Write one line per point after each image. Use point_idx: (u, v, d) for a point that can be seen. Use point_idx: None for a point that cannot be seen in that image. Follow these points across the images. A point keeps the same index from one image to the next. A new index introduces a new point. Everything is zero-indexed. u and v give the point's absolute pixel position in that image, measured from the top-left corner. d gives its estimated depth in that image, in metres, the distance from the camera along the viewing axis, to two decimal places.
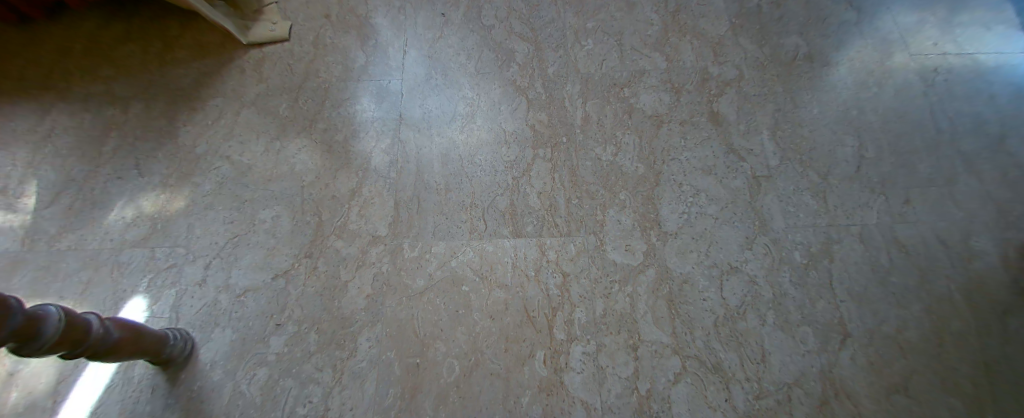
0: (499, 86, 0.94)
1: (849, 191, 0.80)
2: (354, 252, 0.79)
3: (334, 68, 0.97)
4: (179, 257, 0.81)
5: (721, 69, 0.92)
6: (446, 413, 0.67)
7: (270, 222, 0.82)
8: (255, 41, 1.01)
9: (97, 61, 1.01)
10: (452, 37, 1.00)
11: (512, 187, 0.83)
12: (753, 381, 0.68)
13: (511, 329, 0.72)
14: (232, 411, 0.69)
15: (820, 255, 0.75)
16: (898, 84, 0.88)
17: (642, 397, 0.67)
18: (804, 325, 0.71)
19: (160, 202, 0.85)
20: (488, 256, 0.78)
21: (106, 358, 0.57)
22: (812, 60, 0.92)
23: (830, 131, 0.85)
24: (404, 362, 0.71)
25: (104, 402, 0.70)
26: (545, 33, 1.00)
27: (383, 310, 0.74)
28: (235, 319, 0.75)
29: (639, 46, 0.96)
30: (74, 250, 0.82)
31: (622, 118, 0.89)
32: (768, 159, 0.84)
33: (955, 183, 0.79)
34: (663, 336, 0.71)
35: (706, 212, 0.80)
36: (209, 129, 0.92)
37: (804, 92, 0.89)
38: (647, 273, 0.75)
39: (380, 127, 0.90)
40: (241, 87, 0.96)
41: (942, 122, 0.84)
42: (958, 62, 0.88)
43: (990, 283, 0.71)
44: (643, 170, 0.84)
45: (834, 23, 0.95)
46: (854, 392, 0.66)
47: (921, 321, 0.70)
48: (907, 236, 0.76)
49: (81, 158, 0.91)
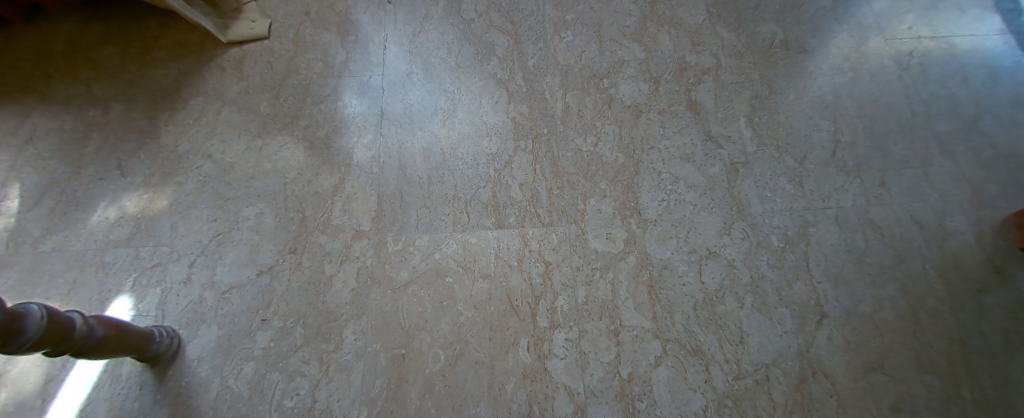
0: (480, 80, 0.95)
1: (825, 175, 0.81)
2: (338, 247, 0.80)
3: (315, 65, 0.97)
4: (164, 256, 0.81)
5: (699, 58, 0.94)
6: (432, 401, 0.68)
7: (254, 219, 0.83)
8: (235, 39, 1.01)
9: (77, 63, 1.01)
10: (432, 31, 1.01)
11: (494, 179, 0.84)
12: (732, 362, 0.69)
13: (495, 318, 0.73)
14: (220, 405, 0.70)
15: (797, 238, 0.77)
16: (873, 69, 0.89)
17: (624, 381, 0.69)
18: (782, 306, 0.72)
19: (143, 202, 0.86)
20: (471, 247, 0.79)
21: (91, 356, 0.58)
22: (789, 47, 0.93)
23: (806, 116, 0.86)
24: (390, 353, 0.72)
25: (93, 400, 0.71)
26: (524, 26, 1.00)
27: (368, 303, 0.75)
28: (221, 315, 0.76)
29: (618, 37, 0.97)
30: (59, 251, 0.82)
31: (601, 109, 0.90)
32: (745, 145, 0.85)
33: (931, 165, 0.80)
34: (643, 321, 0.72)
35: (684, 199, 0.81)
36: (190, 129, 0.92)
37: (781, 79, 0.90)
38: (628, 260, 0.77)
39: (362, 122, 0.91)
40: (222, 86, 0.96)
41: (917, 104, 0.85)
42: (932, 46, 0.90)
43: (965, 261, 0.73)
44: (623, 159, 0.85)
45: (809, 10, 0.97)
46: (831, 371, 0.68)
47: (896, 300, 0.72)
48: (882, 217, 0.77)
49: (63, 160, 0.91)
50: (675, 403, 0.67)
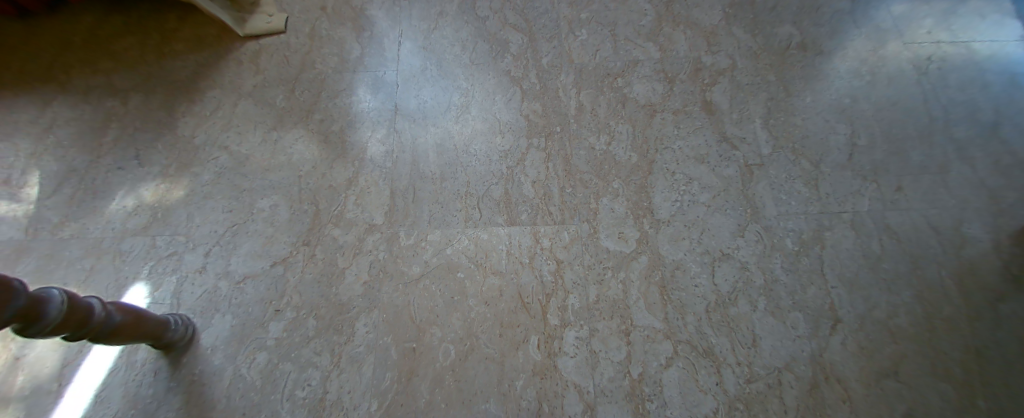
0: (494, 77, 0.95)
1: (841, 178, 0.80)
2: (351, 240, 0.80)
3: (330, 59, 0.98)
4: (180, 245, 0.82)
5: (714, 58, 0.93)
6: (441, 396, 0.68)
7: (268, 210, 0.84)
8: (252, 33, 1.02)
9: (97, 54, 1.03)
10: (447, 28, 1.01)
11: (507, 176, 0.84)
12: (744, 365, 0.69)
13: (506, 315, 0.73)
14: (231, 394, 0.70)
15: (811, 242, 0.76)
16: (891, 74, 0.88)
17: (634, 381, 0.68)
18: (795, 310, 0.72)
19: (160, 192, 0.87)
20: (482, 244, 0.79)
21: (108, 341, 0.59)
22: (805, 49, 0.92)
23: (822, 119, 0.86)
24: (400, 347, 0.72)
25: (108, 385, 0.72)
26: (538, 24, 1.00)
27: (379, 296, 0.75)
28: (235, 305, 0.77)
29: (633, 37, 0.97)
30: (77, 238, 0.83)
31: (615, 108, 0.90)
32: (760, 147, 0.84)
33: (948, 171, 0.79)
34: (655, 321, 0.72)
35: (698, 200, 0.81)
36: (207, 120, 0.93)
37: (797, 81, 0.89)
38: (640, 260, 0.77)
39: (376, 117, 0.91)
40: (238, 79, 0.97)
41: (935, 109, 0.84)
42: (951, 51, 0.88)
43: (982, 269, 0.72)
44: (636, 159, 0.85)
45: (827, 12, 0.96)
46: (844, 376, 0.67)
47: (911, 306, 0.71)
48: (899, 222, 0.76)
49: (82, 149, 0.92)
50: (686, 404, 0.67)
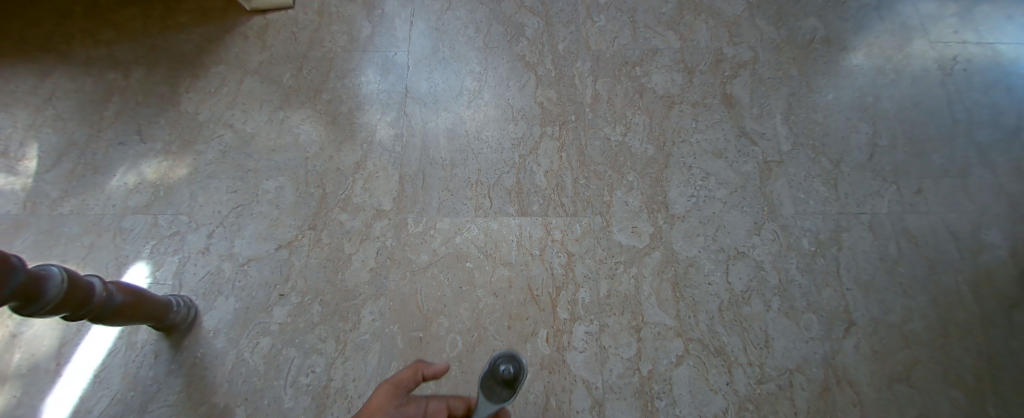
0: (508, 61, 0.92)
1: (861, 179, 0.78)
2: (358, 225, 0.78)
3: (339, 38, 0.95)
4: (182, 224, 0.80)
5: (736, 50, 0.90)
6: (448, 386, 0.67)
7: (273, 192, 0.82)
8: (258, 7, 0.98)
9: (97, 24, 0.99)
10: (460, 9, 0.97)
11: (519, 165, 0.82)
12: (756, 365, 0.67)
13: (515, 307, 0.72)
14: (234, 378, 0.69)
15: (829, 242, 0.75)
16: (915, 73, 0.85)
17: (643, 378, 0.67)
18: (810, 312, 0.70)
19: (162, 169, 0.84)
20: (492, 233, 0.77)
21: (110, 322, 0.58)
22: (830, 43, 0.89)
23: (844, 117, 0.83)
24: (407, 336, 0.71)
25: (108, 365, 0.71)
26: (555, 8, 0.96)
27: (386, 284, 0.74)
28: (238, 288, 0.75)
29: (653, 24, 0.93)
30: (77, 214, 0.81)
31: (633, 98, 0.87)
32: (780, 144, 0.82)
33: (970, 175, 0.77)
34: (666, 318, 0.71)
35: (714, 196, 0.79)
36: (212, 97, 0.90)
37: (820, 77, 0.86)
38: (653, 256, 0.75)
39: (385, 100, 0.88)
40: (244, 55, 0.94)
41: (959, 112, 0.81)
42: (977, 52, 0.85)
43: (1000, 276, 0.70)
44: (652, 151, 0.82)
45: (854, 6, 0.92)
46: (856, 380, 0.66)
47: (927, 312, 0.69)
48: (918, 226, 0.74)
49: (81, 122, 0.89)
50: (695, 403, 0.66)
